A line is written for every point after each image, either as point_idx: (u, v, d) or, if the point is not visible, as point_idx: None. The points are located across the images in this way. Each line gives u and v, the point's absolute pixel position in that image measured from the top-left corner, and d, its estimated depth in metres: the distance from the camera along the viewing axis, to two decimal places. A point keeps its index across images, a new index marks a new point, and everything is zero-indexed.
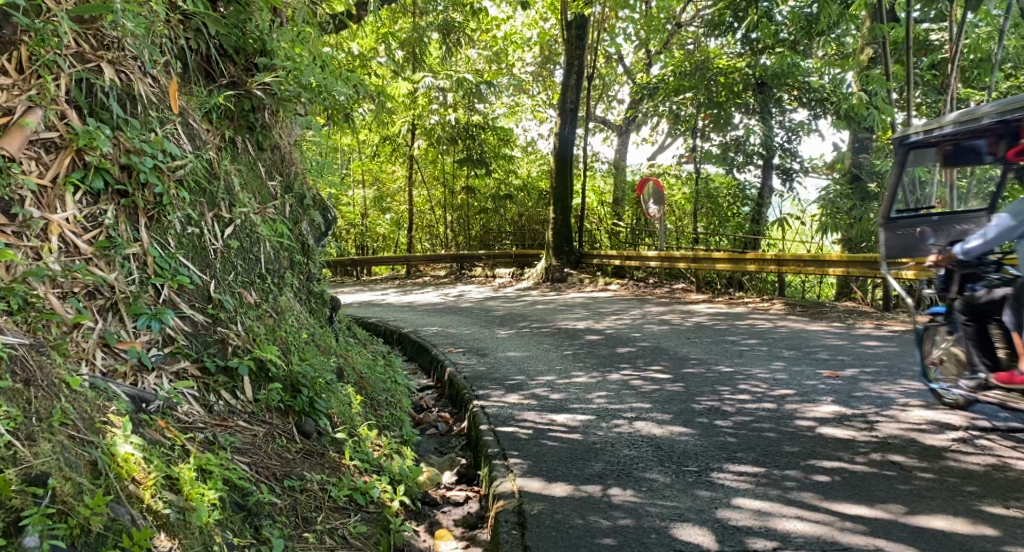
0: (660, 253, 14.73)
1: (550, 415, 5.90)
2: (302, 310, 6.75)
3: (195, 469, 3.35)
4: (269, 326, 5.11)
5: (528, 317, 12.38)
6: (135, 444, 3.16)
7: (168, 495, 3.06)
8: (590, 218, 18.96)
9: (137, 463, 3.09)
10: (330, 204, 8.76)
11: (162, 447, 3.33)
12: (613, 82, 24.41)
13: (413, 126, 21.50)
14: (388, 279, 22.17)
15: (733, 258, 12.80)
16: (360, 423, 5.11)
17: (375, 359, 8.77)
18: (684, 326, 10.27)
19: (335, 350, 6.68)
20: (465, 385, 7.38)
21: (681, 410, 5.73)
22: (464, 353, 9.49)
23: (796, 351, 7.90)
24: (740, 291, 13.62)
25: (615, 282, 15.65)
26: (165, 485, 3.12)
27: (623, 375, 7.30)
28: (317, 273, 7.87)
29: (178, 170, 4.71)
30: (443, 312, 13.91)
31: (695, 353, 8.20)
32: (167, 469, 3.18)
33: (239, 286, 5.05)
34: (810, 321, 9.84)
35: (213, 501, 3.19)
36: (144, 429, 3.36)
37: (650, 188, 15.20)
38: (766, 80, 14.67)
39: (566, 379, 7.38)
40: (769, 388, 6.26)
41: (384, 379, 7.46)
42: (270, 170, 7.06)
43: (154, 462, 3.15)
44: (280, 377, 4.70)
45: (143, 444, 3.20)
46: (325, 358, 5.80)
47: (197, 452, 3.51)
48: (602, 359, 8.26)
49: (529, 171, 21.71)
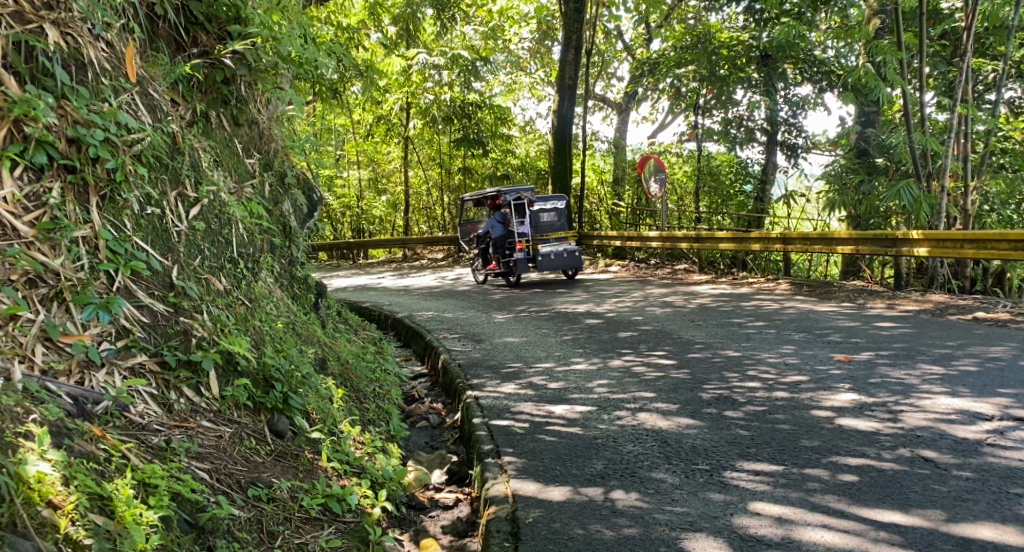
0: (661, 234, 14.30)
1: (548, 407, 5.50)
2: (283, 296, 6.37)
3: (134, 485, 2.96)
4: (241, 315, 4.72)
5: (526, 300, 11.97)
6: (54, 461, 2.77)
7: (92, 521, 2.71)
8: (589, 199, 18.53)
9: (55, 485, 2.72)
10: (315, 184, 8.38)
11: (93, 461, 2.93)
12: (612, 59, 23.96)
13: (407, 105, 21.05)
14: (384, 262, 21.74)
15: (737, 237, 12.38)
16: (342, 418, 4.73)
17: (366, 348, 8.37)
18: (688, 309, 9.86)
19: (319, 339, 6.29)
20: (458, 373, 6.96)
21: (689, 399, 5.32)
22: (459, 338, 9.09)
23: (806, 332, 7.49)
24: (744, 271, 13.18)
25: (615, 264, 15.25)
26: (92, 507, 2.76)
27: (624, 362, 6.90)
28: (302, 257, 7.50)
29: (134, 144, 4.33)
30: (439, 295, 13.52)
31: (700, 336, 7.79)
32: (96, 487, 2.81)
33: (206, 272, 4.64)
34: (819, 302, 9.42)
35: (152, 523, 2.84)
36: (73, 439, 2.96)
37: (650, 165, 14.76)
38: (770, 52, 14.19)
39: (564, 366, 6.97)
40: (781, 373, 5.85)
41: (373, 367, 7.08)
42: (245, 147, 6.72)
43: (77, 481, 2.78)
44: (253, 371, 4.31)
45: (65, 461, 2.81)
46: (304, 348, 5.42)
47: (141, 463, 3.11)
48: (602, 345, 7.86)
49: (527, 151, 21.25)
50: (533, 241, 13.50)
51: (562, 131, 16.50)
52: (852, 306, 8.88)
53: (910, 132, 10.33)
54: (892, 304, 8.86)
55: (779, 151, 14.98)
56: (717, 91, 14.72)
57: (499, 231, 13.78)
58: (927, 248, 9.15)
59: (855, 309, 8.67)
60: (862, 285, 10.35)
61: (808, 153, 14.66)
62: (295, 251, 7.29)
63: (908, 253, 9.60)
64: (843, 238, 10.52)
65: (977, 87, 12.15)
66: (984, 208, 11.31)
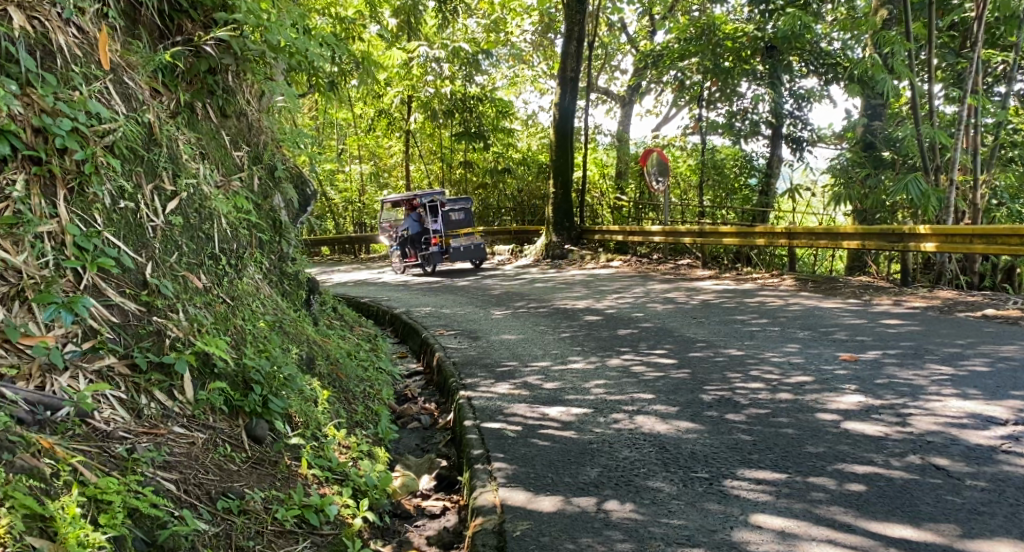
0: (664, 228, 14.08)
1: (542, 408, 5.30)
2: (271, 292, 6.19)
3: (83, 501, 2.87)
4: (221, 313, 4.52)
5: (525, 296, 11.76)
6: None
7: (30, 543, 2.62)
8: (591, 193, 18.30)
9: None
10: (308, 178, 8.21)
11: (37, 477, 2.82)
12: (616, 52, 23.71)
13: (408, 98, 20.86)
14: (385, 257, 21.55)
15: (741, 232, 12.15)
16: (326, 421, 4.53)
17: (360, 345, 8.19)
18: (690, 305, 9.64)
19: (309, 337, 6.11)
20: (452, 372, 6.76)
21: (688, 401, 5.11)
22: (455, 335, 8.89)
23: (811, 330, 7.27)
24: (748, 266, 12.96)
25: (617, 259, 15.03)
26: (32, 529, 2.66)
27: (623, 361, 6.69)
28: (293, 252, 7.33)
29: (106, 135, 4.17)
30: (438, 290, 13.33)
31: (701, 334, 7.58)
32: (37, 506, 2.71)
33: (184, 269, 4.45)
34: (824, 298, 9.19)
35: (99, 545, 2.74)
36: (17, 452, 2.84)
37: (653, 158, 14.54)
38: (775, 44, 13.93)
39: (561, 366, 6.76)
40: (785, 373, 5.64)
41: (365, 365, 6.88)
42: (233, 138, 6.59)
43: (16, 500, 2.68)
44: (232, 372, 4.11)
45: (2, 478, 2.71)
46: (290, 346, 5.24)
47: (94, 477, 3.01)
48: (601, 342, 7.65)
49: (529, 145, 21.02)
50: (445, 236, 15.62)
51: (564, 124, 16.29)
52: (858, 303, 8.65)
53: (918, 124, 10.09)
54: (899, 300, 8.62)
55: (784, 145, 14.72)
56: (721, 83, 14.49)
57: (416, 229, 15.83)
58: (936, 243, 8.90)
59: (860, 306, 8.44)
60: (868, 280, 10.11)
61: (814, 146, 14.40)
62: (287, 246, 7.12)
63: (915, 249, 9.36)
64: (849, 233, 10.28)
65: (987, 78, 11.88)
66: (993, 203, 11.06)
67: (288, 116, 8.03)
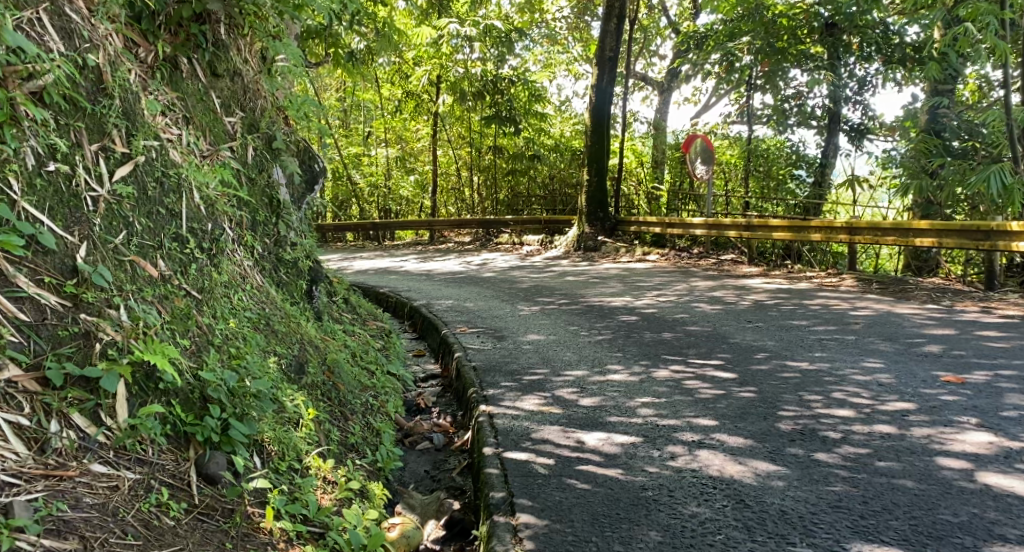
0: (706, 220, 13.00)
1: (580, 434, 4.33)
2: (260, 284, 5.33)
3: None
4: (180, 308, 3.61)
5: (555, 291, 10.78)
6: None
7: None
8: (627, 181, 17.22)
9: None
10: (314, 153, 7.36)
11: None
12: (655, 36, 22.64)
13: (436, 79, 19.89)
14: (409, 245, 20.56)
15: (794, 226, 11.01)
16: (308, 449, 3.60)
17: (369, 343, 7.26)
18: (742, 306, 8.60)
19: (302, 337, 5.22)
20: (473, 381, 5.80)
21: (764, 433, 4.11)
22: (477, 334, 7.93)
23: (891, 340, 6.20)
24: (800, 263, 11.79)
25: (653, 252, 13.94)
26: None
27: (671, 373, 5.69)
28: (294, 236, 6.42)
29: (30, 79, 3.28)
30: (462, 282, 12.36)
31: (759, 342, 6.54)
32: None
33: (134, 252, 3.53)
34: (896, 302, 8.06)
35: None
36: None
37: (696, 145, 13.46)
38: (837, 22, 12.68)
39: (599, 376, 5.77)
40: (877, 396, 4.59)
41: (371, 368, 5.95)
42: (225, 102, 5.88)
43: None
44: (185, 386, 3.19)
45: None
46: (271, 348, 4.34)
47: None
48: (642, 348, 6.65)
49: (562, 131, 19.85)
50: None
51: (601, 108, 15.22)
52: (940, 308, 7.56)
53: (1007, 107, 8.93)
54: (988, 308, 7.49)
55: (841, 135, 13.47)
56: (772, 65, 13.34)
57: None
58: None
59: (942, 312, 7.32)
60: (943, 283, 8.98)
61: (874, 136, 13.21)
62: (288, 229, 6.25)
63: (1004, 247, 8.22)
64: (921, 228, 9.15)
65: None
66: None
67: (291, 82, 7.15)
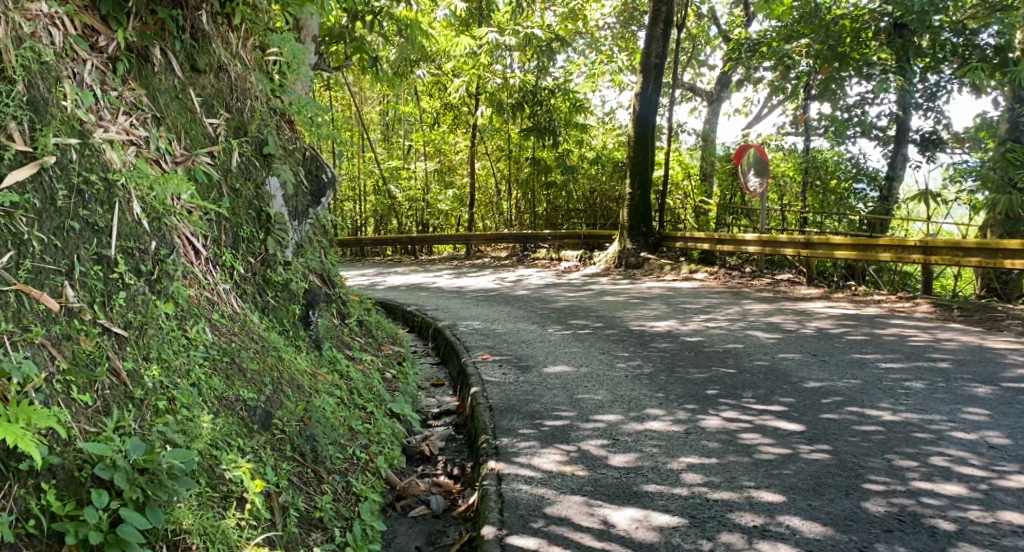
0: (759, 237, 11.96)
1: (610, 511, 3.49)
2: (235, 313, 4.55)
3: None
4: (88, 350, 2.91)
5: (593, 312, 9.88)
6: None
7: None
8: (673, 195, 16.22)
9: None
10: (318, 159, 6.59)
11: None
12: (705, 45, 21.60)
13: (474, 90, 19.12)
14: (444, 260, 19.78)
15: (859, 244, 9.95)
16: (246, 537, 2.92)
17: (376, 373, 6.45)
18: (804, 334, 7.61)
19: (286, 375, 4.43)
20: (485, 429, 4.95)
21: (846, 518, 3.23)
22: (499, 364, 7.07)
23: (991, 383, 5.18)
24: (865, 285, 10.77)
25: (701, 269, 12.94)
26: None
27: (723, 424, 4.76)
28: (288, 255, 5.62)
29: None
30: (493, 301, 11.51)
31: (827, 383, 5.57)
32: None
33: (25, 278, 2.84)
34: (986, 333, 7.00)
35: None
36: None
37: (750, 155, 12.43)
38: (907, 22, 11.47)
39: (636, 425, 4.88)
40: (990, 464, 3.66)
41: (368, 408, 5.12)
42: (207, 101, 5.11)
43: None
44: (69, 462, 2.63)
45: None
46: (231, 394, 3.63)
47: None
48: (687, 387, 5.73)
49: (605, 143, 18.91)
50: None
51: (646, 118, 14.29)
52: None
53: None
54: None
55: (910, 146, 12.35)
56: (831, 71, 12.27)
57: None
58: None
59: None
60: None
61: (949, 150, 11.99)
62: (280, 246, 5.44)
63: None
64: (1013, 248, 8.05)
65: None
66: None
67: (293, 80, 6.39)
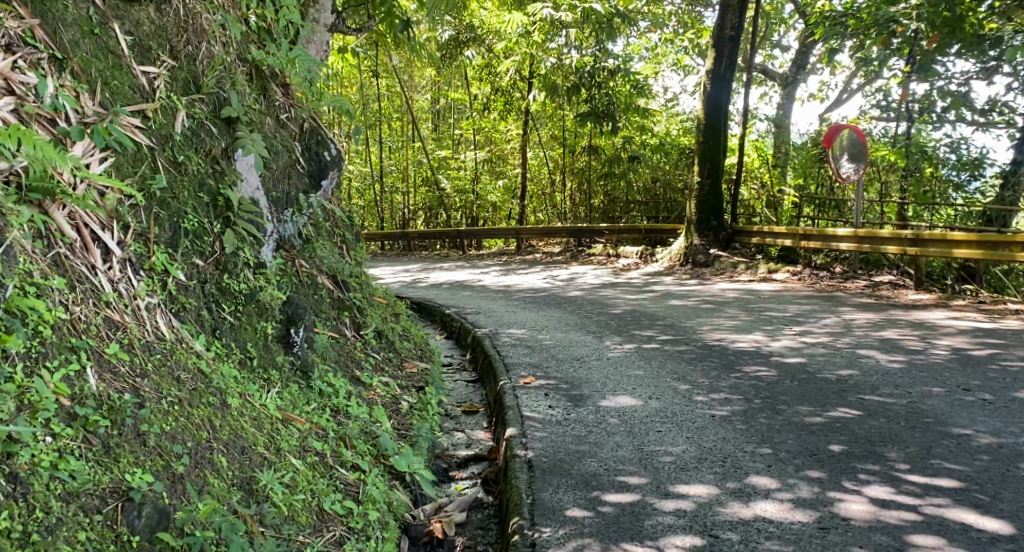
0: (853, 231, 10.20)
1: None
2: (160, 339, 3.10)
3: None
4: None
5: (660, 320, 8.29)
6: None
7: None
8: (747, 184, 14.47)
9: None
10: (311, 128, 5.12)
11: None
12: (780, 24, 19.71)
13: (527, 73, 17.56)
14: (493, 255, 18.30)
15: (985, 240, 8.21)
16: None
17: (386, 402, 4.99)
18: (938, 355, 5.97)
19: (224, 429, 3.00)
20: (518, 503, 3.53)
21: None
22: (546, 390, 5.56)
23: None
24: (986, 288, 9.03)
25: (782, 269, 11.24)
26: None
27: (875, 513, 3.23)
28: (258, 255, 4.16)
29: None
30: (543, 302, 10.01)
31: (1005, 438, 3.98)
32: None
33: None
34: None
35: None
36: None
37: (843, 137, 10.65)
38: None
39: (744, 505, 3.37)
40: None
41: (358, 468, 3.66)
42: (141, 42, 3.78)
43: None
44: None
45: None
46: (100, 485, 2.47)
47: None
48: (804, 438, 4.17)
49: (669, 130, 17.23)
50: None
51: (718, 101, 12.61)
52: None
53: None
54: None
55: None
56: (939, 42, 10.49)
57: None
58: None
59: None
60: None
61: None
62: (244, 243, 4.00)
63: None
64: None
65: None
66: None
67: (275, 23, 4.94)
